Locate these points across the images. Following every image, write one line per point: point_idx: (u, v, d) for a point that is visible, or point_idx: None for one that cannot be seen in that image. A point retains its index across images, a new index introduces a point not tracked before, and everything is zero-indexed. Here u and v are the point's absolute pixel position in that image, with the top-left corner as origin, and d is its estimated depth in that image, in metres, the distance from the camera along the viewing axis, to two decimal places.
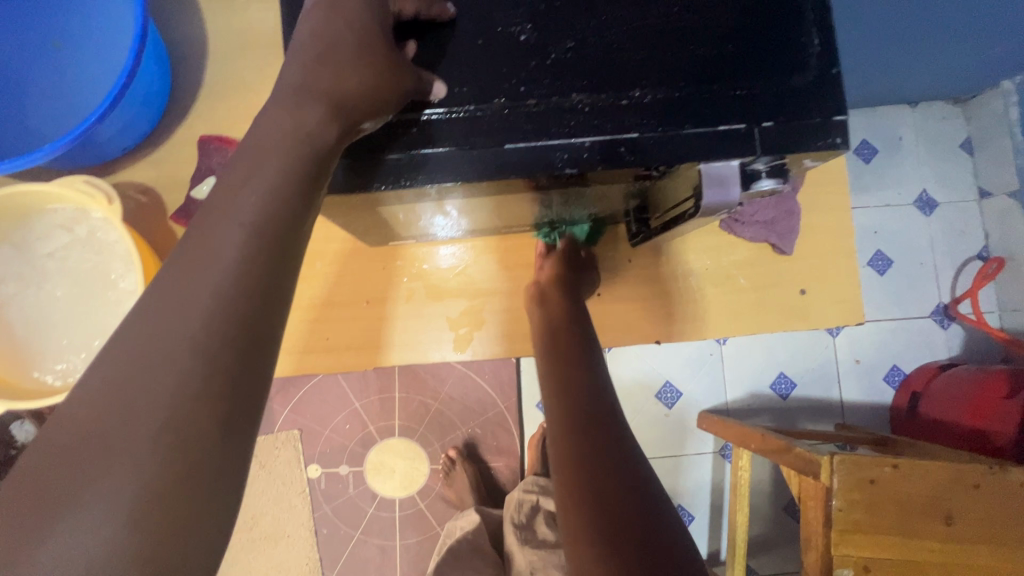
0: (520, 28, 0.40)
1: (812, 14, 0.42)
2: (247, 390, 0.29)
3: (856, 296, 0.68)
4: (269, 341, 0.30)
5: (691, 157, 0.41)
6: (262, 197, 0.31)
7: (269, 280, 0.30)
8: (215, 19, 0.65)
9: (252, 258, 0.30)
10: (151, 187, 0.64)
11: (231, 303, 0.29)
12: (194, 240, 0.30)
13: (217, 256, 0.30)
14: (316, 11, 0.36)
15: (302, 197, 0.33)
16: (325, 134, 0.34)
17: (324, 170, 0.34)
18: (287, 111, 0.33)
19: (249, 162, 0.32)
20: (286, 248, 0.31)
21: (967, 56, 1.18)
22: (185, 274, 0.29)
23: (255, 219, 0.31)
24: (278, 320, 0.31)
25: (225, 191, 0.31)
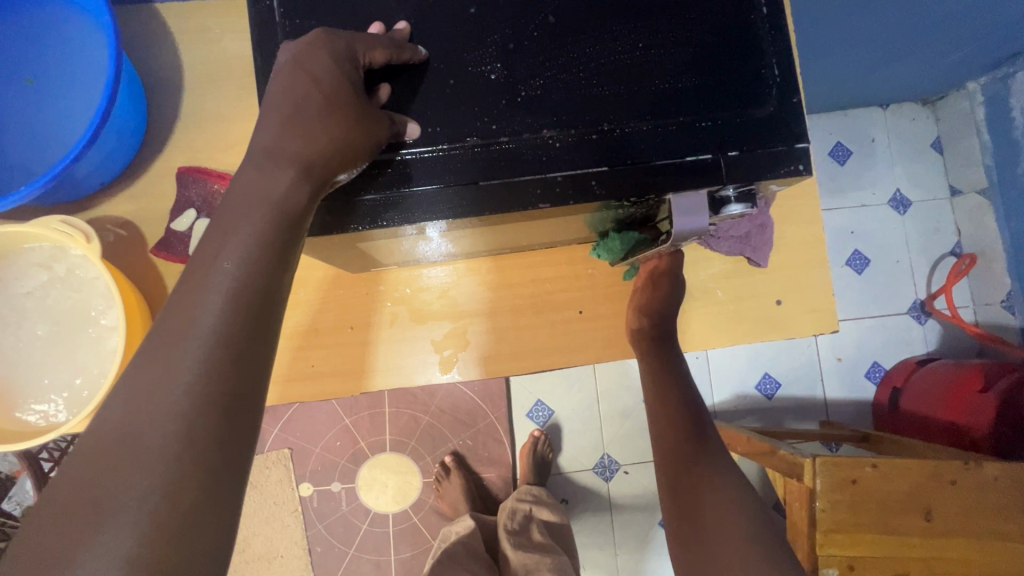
0: (489, 67, 0.41)
1: (771, 46, 0.44)
2: (233, 442, 0.30)
3: (830, 304, 0.70)
4: (252, 393, 0.32)
5: (660, 188, 0.43)
6: (242, 261, 0.33)
7: (252, 335, 0.32)
8: (189, 50, 0.66)
9: (236, 315, 0.32)
10: (129, 220, 0.64)
11: (214, 363, 0.31)
12: (178, 307, 0.32)
13: (203, 317, 0.31)
14: (288, 59, 0.36)
15: (283, 253, 0.34)
16: (301, 184, 0.35)
17: (303, 220, 0.35)
18: (262, 174, 0.35)
19: (228, 228, 0.34)
20: (265, 306, 0.33)
21: (933, 58, 1.21)
22: (171, 341, 0.31)
23: (236, 283, 0.32)
24: (261, 373, 0.33)
25: (206, 257, 0.33)
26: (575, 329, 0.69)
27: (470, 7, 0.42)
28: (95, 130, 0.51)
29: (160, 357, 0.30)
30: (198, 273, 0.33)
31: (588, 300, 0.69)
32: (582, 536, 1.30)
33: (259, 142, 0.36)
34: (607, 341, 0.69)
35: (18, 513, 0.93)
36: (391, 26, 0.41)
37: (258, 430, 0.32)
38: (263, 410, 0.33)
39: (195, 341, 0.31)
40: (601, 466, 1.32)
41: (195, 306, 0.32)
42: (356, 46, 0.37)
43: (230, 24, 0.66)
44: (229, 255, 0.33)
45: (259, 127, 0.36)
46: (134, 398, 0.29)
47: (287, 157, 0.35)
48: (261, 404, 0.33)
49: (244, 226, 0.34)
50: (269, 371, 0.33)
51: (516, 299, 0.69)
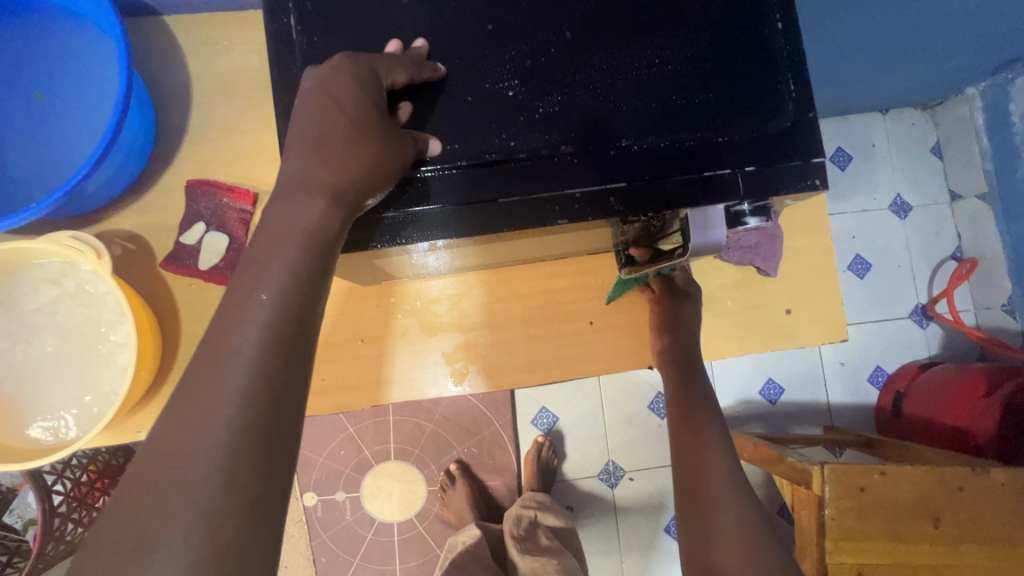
0: (508, 84, 0.41)
1: (786, 61, 0.44)
2: (273, 472, 0.30)
3: (839, 314, 0.71)
4: (289, 422, 0.32)
5: (678, 203, 0.43)
6: (276, 290, 0.33)
7: (288, 361, 0.32)
8: (198, 63, 0.66)
9: (273, 342, 0.32)
10: (138, 234, 0.64)
11: (251, 394, 0.31)
12: (215, 338, 0.32)
13: (240, 346, 0.31)
14: (311, 80, 0.36)
15: (313, 277, 0.34)
16: (331, 211, 0.34)
17: (333, 247, 0.35)
18: (293, 203, 0.34)
19: (262, 255, 0.34)
20: (299, 334, 0.33)
21: (933, 63, 1.22)
22: (210, 371, 0.31)
23: (271, 314, 0.32)
24: (297, 401, 0.33)
25: (241, 286, 0.33)
26: (584, 339, 0.69)
27: (487, 23, 0.42)
28: (107, 143, 0.51)
29: (199, 390, 0.30)
30: (233, 305, 0.32)
31: (599, 310, 0.69)
32: (587, 543, 1.30)
33: (287, 169, 0.35)
34: (616, 350, 0.69)
35: (20, 526, 0.91)
36: (409, 44, 0.40)
37: (296, 457, 0.32)
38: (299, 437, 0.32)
39: (233, 373, 0.31)
40: (606, 473, 1.32)
41: (231, 339, 0.32)
42: (379, 66, 0.36)
43: (238, 36, 0.66)
44: (263, 285, 0.33)
45: (286, 154, 0.36)
46: (176, 431, 0.29)
47: (317, 185, 0.34)
48: (297, 431, 0.32)
49: (277, 257, 0.33)
50: (304, 399, 0.33)
51: (527, 311, 0.68)
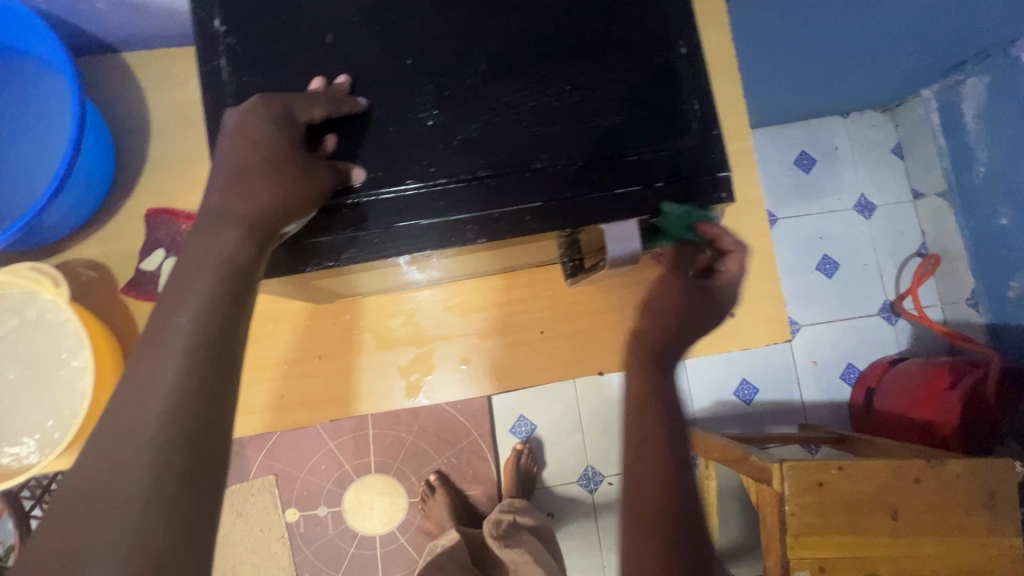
0: (427, 114, 0.44)
1: (689, 83, 0.47)
2: (200, 487, 0.32)
3: (781, 316, 0.73)
4: (215, 436, 0.34)
5: (591, 219, 0.46)
6: (196, 316, 0.35)
7: (210, 381, 0.35)
8: (156, 97, 0.69)
9: (193, 364, 0.34)
10: (100, 262, 0.66)
11: (177, 412, 0.33)
12: (140, 367, 0.34)
13: (160, 371, 0.34)
14: (231, 122, 0.39)
15: (230, 302, 0.37)
16: (246, 239, 0.37)
17: (250, 276, 0.38)
18: (212, 235, 0.37)
19: (181, 286, 0.36)
20: (222, 356, 0.36)
21: (884, 68, 1.27)
22: (134, 397, 0.33)
23: (192, 336, 0.35)
24: (224, 415, 0.35)
25: (162, 316, 0.36)
26: (536, 348, 0.71)
27: (407, 58, 0.45)
28: (61, 177, 0.54)
29: (127, 410, 0.33)
30: (155, 330, 0.35)
31: (549, 321, 0.71)
32: (569, 549, 1.31)
33: (208, 205, 0.39)
34: (568, 358, 0.71)
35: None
36: (331, 80, 0.44)
37: (223, 471, 0.34)
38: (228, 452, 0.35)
39: (157, 393, 0.33)
40: (586, 478, 1.33)
41: (155, 362, 0.34)
42: (294, 106, 0.40)
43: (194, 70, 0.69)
44: (184, 311, 0.35)
45: (207, 191, 0.39)
46: (103, 450, 0.32)
47: (233, 217, 0.38)
48: (226, 448, 0.35)
49: (195, 287, 0.36)
50: (230, 416, 0.35)
51: (480, 322, 0.71)
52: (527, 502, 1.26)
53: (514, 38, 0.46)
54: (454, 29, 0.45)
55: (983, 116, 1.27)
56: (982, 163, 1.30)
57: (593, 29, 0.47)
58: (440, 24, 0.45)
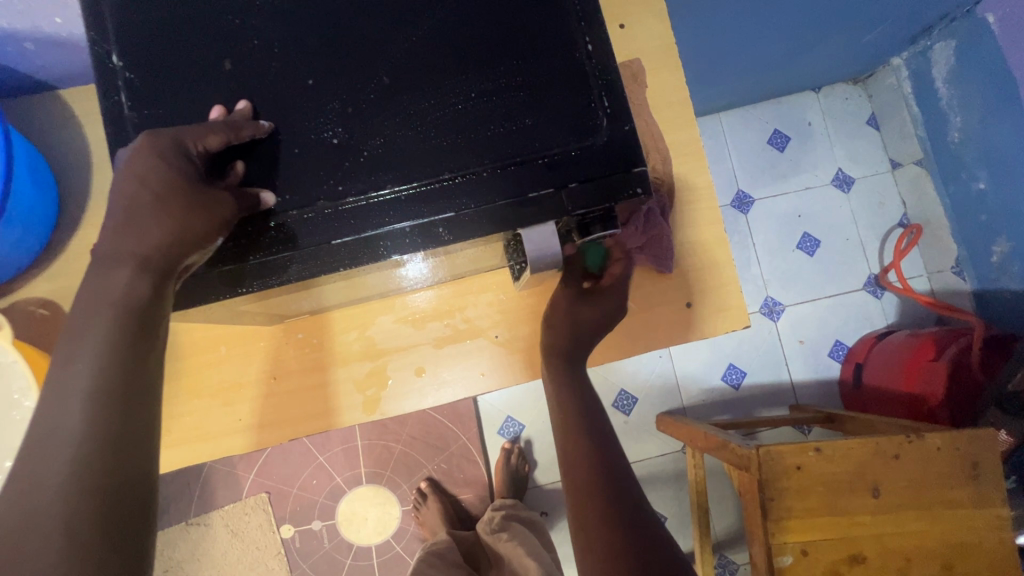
0: (331, 132, 0.44)
1: (597, 80, 0.46)
2: (118, 527, 0.33)
3: (738, 302, 0.73)
4: (131, 479, 0.34)
5: (508, 224, 0.45)
6: (94, 359, 0.36)
7: (119, 421, 0.35)
8: (96, 132, 0.69)
9: (98, 406, 0.35)
10: (50, 300, 0.67)
11: (83, 459, 0.33)
12: (43, 416, 0.34)
13: (65, 418, 0.34)
14: (123, 160, 0.39)
15: (132, 340, 0.37)
16: (139, 276, 0.38)
17: (151, 314, 0.38)
18: (105, 276, 0.38)
19: (80, 331, 0.37)
20: (131, 395, 0.36)
21: (850, 39, 1.25)
22: (40, 445, 0.33)
23: (91, 382, 0.35)
24: (142, 454, 0.36)
25: (61, 362, 0.36)
26: (491, 353, 0.71)
27: (307, 79, 0.45)
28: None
29: (34, 462, 0.33)
30: (55, 379, 0.35)
31: (503, 324, 0.71)
32: (564, 546, 1.31)
33: (101, 245, 0.39)
34: (524, 360, 0.71)
35: None
36: (232, 107, 0.44)
37: (147, 509, 0.35)
38: (152, 488, 0.35)
39: (60, 444, 0.33)
40: None
41: (58, 412, 0.34)
42: (187, 137, 0.40)
43: None
44: (81, 355, 0.36)
45: (100, 232, 0.39)
46: (12, 505, 0.32)
47: (125, 255, 0.38)
48: (148, 485, 0.35)
49: (93, 330, 0.36)
50: (151, 453, 0.36)
51: (433, 333, 0.71)
52: (518, 501, 1.26)
53: (415, 49, 0.46)
54: (354, 44, 0.45)
55: (952, 80, 1.25)
56: (956, 127, 1.28)
57: (495, 35, 0.46)
58: (339, 42, 0.45)
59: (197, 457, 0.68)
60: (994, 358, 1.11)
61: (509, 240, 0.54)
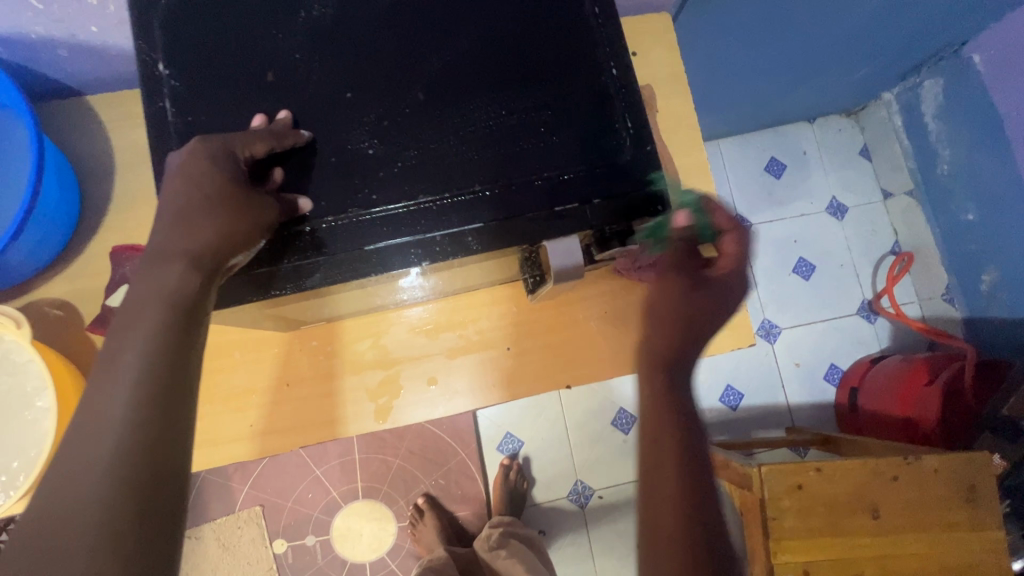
0: (367, 143, 0.46)
1: (621, 103, 0.49)
2: (153, 518, 0.33)
3: (743, 321, 0.75)
4: (169, 474, 0.35)
5: (534, 236, 0.47)
6: (142, 350, 0.36)
7: (160, 412, 0.35)
8: (120, 137, 0.71)
9: (144, 396, 0.35)
10: (66, 301, 0.67)
11: (128, 447, 0.34)
12: (90, 403, 0.35)
13: (110, 405, 0.35)
14: (175, 163, 0.41)
15: (179, 334, 0.38)
16: (190, 273, 0.39)
17: (198, 310, 0.39)
18: (157, 271, 0.39)
19: (130, 322, 0.37)
20: (175, 388, 0.37)
21: (844, 74, 1.31)
22: (85, 432, 0.34)
23: (139, 371, 0.36)
24: (179, 450, 0.36)
25: (111, 351, 0.37)
26: (502, 365, 0.72)
27: (345, 92, 0.47)
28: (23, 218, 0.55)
29: (78, 448, 0.33)
30: (104, 366, 0.36)
31: (515, 337, 0.72)
32: (561, 565, 1.30)
33: (152, 242, 0.40)
34: (535, 374, 0.72)
35: None
36: (274, 116, 0.45)
37: (182, 500, 0.35)
38: (187, 480, 0.36)
39: (106, 431, 0.34)
40: (576, 493, 1.33)
41: (106, 398, 0.35)
42: (236, 144, 0.42)
43: None
44: (130, 346, 0.37)
45: (152, 229, 0.40)
46: (55, 489, 0.32)
47: (176, 253, 0.39)
48: (184, 478, 0.36)
49: (143, 322, 0.37)
50: (188, 445, 0.37)
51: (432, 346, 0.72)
52: (517, 519, 1.25)
53: (446, 69, 0.48)
54: (390, 62, 0.47)
55: (942, 115, 1.32)
56: (945, 160, 1.35)
57: (522, 58, 0.49)
58: (376, 60, 0.47)
59: (205, 463, 0.68)
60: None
61: (529, 254, 0.55)
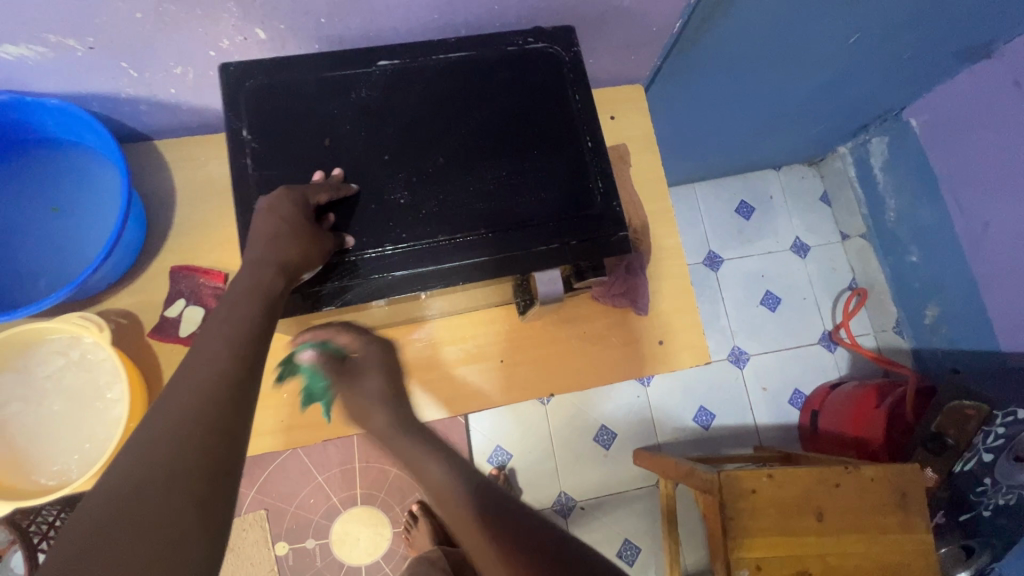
0: (400, 195, 0.60)
1: (595, 168, 0.64)
2: (232, 421, 0.45)
3: (700, 342, 0.88)
4: (247, 395, 0.47)
5: (525, 268, 0.61)
6: (238, 320, 0.52)
7: (244, 357, 0.49)
8: (181, 176, 0.85)
9: (235, 346, 0.50)
10: (130, 311, 0.79)
11: (221, 373, 0.47)
12: (197, 346, 0.49)
13: (211, 348, 0.49)
14: (266, 205, 0.56)
15: (265, 312, 0.53)
16: (277, 275, 0.54)
17: (278, 302, 0.54)
18: (252, 271, 0.54)
19: (231, 302, 0.53)
20: (257, 346, 0.51)
21: (803, 131, 1.49)
22: (191, 361, 0.48)
23: (234, 329, 0.51)
24: (250, 387, 0.48)
25: (217, 317, 0.52)
26: (496, 375, 0.85)
27: (385, 155, 0.61)
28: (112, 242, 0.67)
29: (185, 372, 0.47)
30: (211, 325, 0.51)
31: (508, 351, 0.85)
32: None
33: (248, 257, 0.55)
34: (524, 382, 0.85)
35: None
36: (330, 172, 0.60)
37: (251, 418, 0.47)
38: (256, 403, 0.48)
39: (207, 362, 0.48)
40: (560, 503, 1.46)
41: (209, 343, 0.49)
42: (308, 193, 0.56)
43: (214, 154, 0.86)
44: (230, 315, 0.52)
45: (248, 246, 0.55)
46: (170, 395, 0.45)
47: (266, 262, 0.54)
48: None
49: (241, 300, 0.53)
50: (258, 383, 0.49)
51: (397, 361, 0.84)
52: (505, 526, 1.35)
53: (462, 140, 0.63)
54: (420, 133, 0.62)
55: (887, 169, 1.50)
56: (891, 208, 1.53)
57: (520, 134, 0.64)
58: (409, 131, 0.62)
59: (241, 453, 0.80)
60: (962, 415, 1.11)
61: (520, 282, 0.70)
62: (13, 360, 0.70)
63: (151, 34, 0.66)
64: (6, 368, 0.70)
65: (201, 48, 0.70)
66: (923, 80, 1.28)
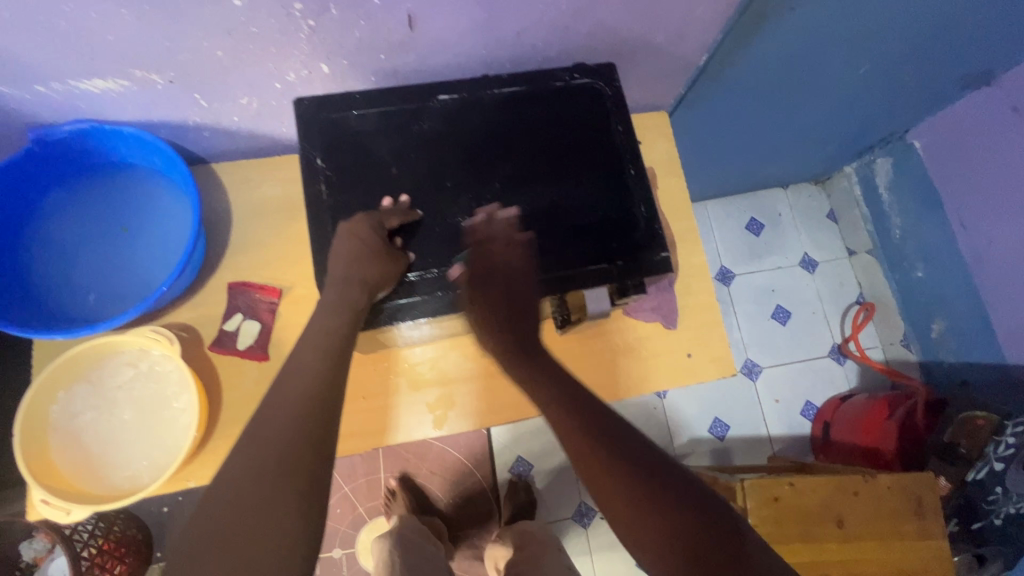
0: (462, 220, 0.66)
1: (638, 195, 0.69)
2: (321, 421, 0.54)
3: (726, 354, 0.93)
4: (333, 399, 0.56)
5: (575, 287, 0.67)
6: (327, 333, 0.60)
7: (329, 367, 0.58)
8: (236, 197, 0.89)
9: (322, 357, 0.58)
10: (191, 325, 0.84)
11: (311, 381, 0.56)
12: (294, 358, 0.59)
13: (303, 359, 0.58)
14: (345, 231, 0.63)
15: (348, 326, 0.61)
16: (359, 289, 0.61)
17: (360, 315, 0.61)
18: (339, 289, 0.61)
19: (321, 318, 0.61)
20: (340, 356, 0.59)
21: (812, 151, 1.55)
22: (289, 371, 0.58)
23: (322, 342, 0.59)
24: (335, 390, 0.57)
25: (311, 331, 0.61)
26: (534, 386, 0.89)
27: (448, 183, 0.67)
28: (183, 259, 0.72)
29: (284, 380, 0.57)
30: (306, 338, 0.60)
31: None
32: None
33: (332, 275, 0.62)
34: None
35: None
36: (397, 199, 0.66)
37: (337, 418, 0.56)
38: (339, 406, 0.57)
39: (301, 372, 0.57)
40: (579, 513, 1.48)
41: (302, 355, 0.59)
42: (381, 220, 0.63)
43: (267, 176, 0.91)
44: (319, 328, 0.60)
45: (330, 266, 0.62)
46: (273, 398, 0.55)
47: (348, 280, 0.61)
48: None
49: (329, 315, 0.61)
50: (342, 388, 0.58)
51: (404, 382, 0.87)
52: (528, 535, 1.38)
53: (516, 169, 0.69)
54: (479, 162, 0.68)
55: (892, 188, 1.57)
56: (897, 225, 1.59)
57: (569, 163, 0.69)
58: (469, 161, 0.68)
59: None
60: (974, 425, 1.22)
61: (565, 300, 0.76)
62: (87, 372, 0.75)
63: (226, 69, 0.72)
64: (80, 379, 0.75)
65: (268, 80, 0.75)
66: (926, 105, 1.35)
